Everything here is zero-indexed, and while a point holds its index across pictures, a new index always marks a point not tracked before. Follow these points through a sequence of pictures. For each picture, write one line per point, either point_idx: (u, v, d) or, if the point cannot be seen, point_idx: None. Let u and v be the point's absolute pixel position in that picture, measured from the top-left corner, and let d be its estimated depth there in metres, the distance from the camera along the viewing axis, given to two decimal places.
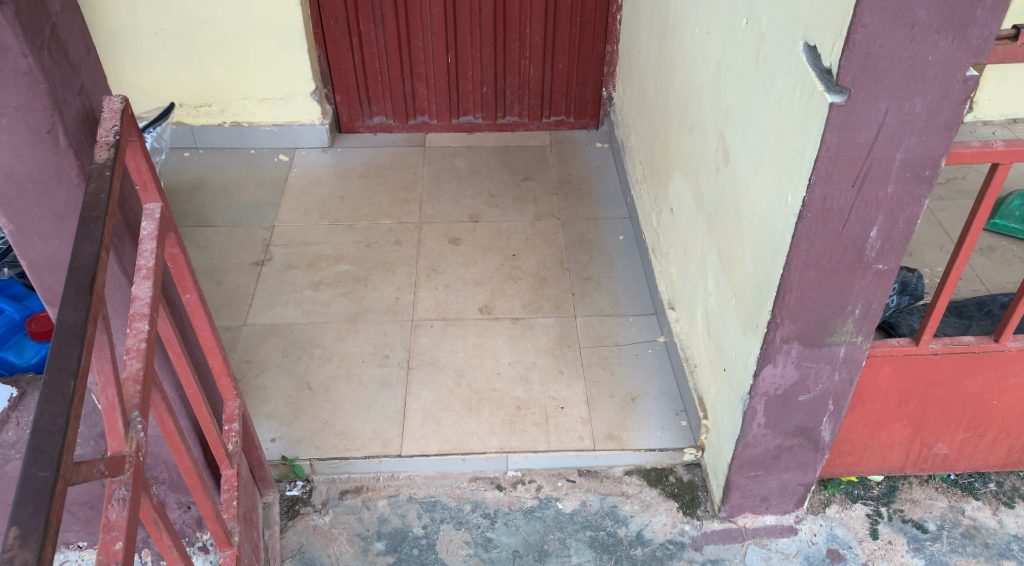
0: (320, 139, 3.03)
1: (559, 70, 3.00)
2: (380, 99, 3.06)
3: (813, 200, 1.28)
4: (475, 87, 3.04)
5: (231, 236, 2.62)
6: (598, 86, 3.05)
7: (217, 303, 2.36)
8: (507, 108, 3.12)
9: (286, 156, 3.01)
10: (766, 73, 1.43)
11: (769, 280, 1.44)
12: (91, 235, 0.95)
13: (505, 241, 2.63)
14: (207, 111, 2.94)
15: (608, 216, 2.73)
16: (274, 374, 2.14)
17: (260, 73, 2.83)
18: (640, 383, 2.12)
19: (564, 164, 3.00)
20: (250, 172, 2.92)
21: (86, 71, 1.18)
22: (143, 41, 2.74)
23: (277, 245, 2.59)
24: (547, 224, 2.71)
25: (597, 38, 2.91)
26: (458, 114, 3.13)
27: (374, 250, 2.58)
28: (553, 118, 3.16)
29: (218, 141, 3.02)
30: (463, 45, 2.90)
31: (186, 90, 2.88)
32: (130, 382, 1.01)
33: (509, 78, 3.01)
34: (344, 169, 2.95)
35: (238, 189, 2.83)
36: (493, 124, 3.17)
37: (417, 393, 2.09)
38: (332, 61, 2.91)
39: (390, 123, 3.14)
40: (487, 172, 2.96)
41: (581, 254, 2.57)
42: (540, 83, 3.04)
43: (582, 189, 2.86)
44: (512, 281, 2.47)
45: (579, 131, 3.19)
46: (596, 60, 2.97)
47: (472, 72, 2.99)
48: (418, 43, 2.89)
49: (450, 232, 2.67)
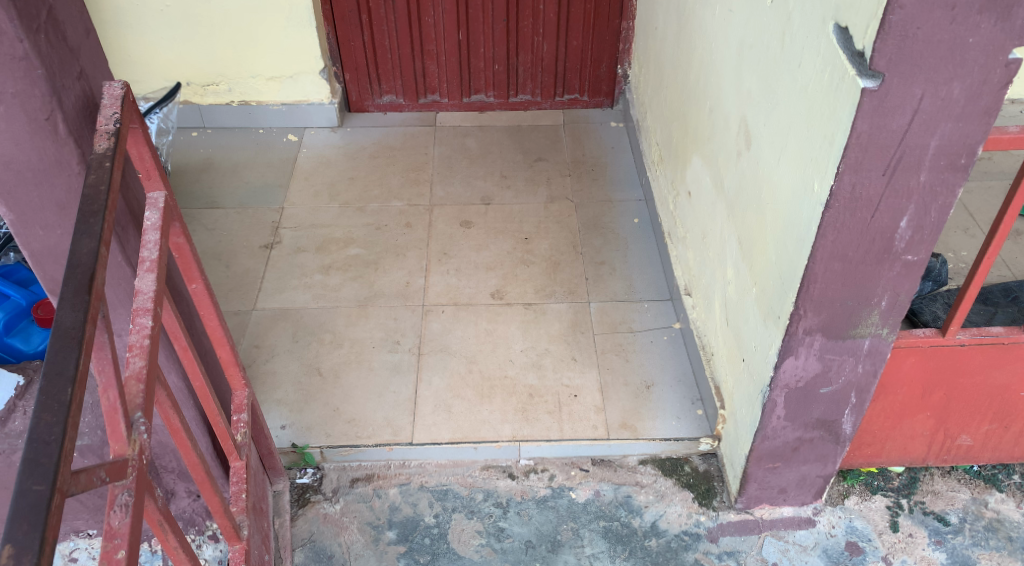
0: (329, 119, 2.98)
1: (573, 47, 2.93)
2: (390, 78, 3.00)
3: (841, 188, 1.23)
4: (486, 65, 2.98)
5: (240, 219, 2.58)
6: (613, 64, 2.98)
7: (226, 287, 2.33)
8: (519, 87, 3.05)
9: (294, 135, 2.96)
10: (792, 55, 1.37)
11: (793, 271, 1.39)
12: (90, 230, 0.91)
13: (518, 224, 2.59)
14: (215, 90, 2.88)
15: (623, 198, 2.67)
16: (283, 360, 2.11)
17: (268, 51, 2.78)
18: (656, 371, 2.08)
19: (578, 144, 2.94)
20: (259, 152, 2.88)
21: (85, 55, 1.14)
22: (149, 19, 2.69)
23: (286, 227, 2.55)
24: (560, 207, 2.66)
25: (612, 15, 2.83)
26: (470, 93, 3.07)
27: (384, 233, 2.55)
28: (566, 96, 3.09)
29: (226, 121, 2.97)
30: (474, 22, 2.83)
31: (193, 69, 2.82)
32: (133, 381, 0.98)
33: (522, 56, 2.95)
34: (353, 150, 2.90)
35: (247, 170, 2.79)
36: (505, 103, 3.10)
37: (428, 380, 2.06)
38: (340, 38, 2.86)
39: (400, 102, 3.08)
40: (499, 153, 2.90)
41: (595, 238, 2.52)
42: (554, 61, 2.97)
43: (596, 170, 2.80)
44: (524, 265, 2.43)
45: (593, 110, 3.12)
46: (611, 37, 2.89)
47: (483, 49, 2.92)
48: (429, 19, 2.82)
49: (462, 214, 2.63)
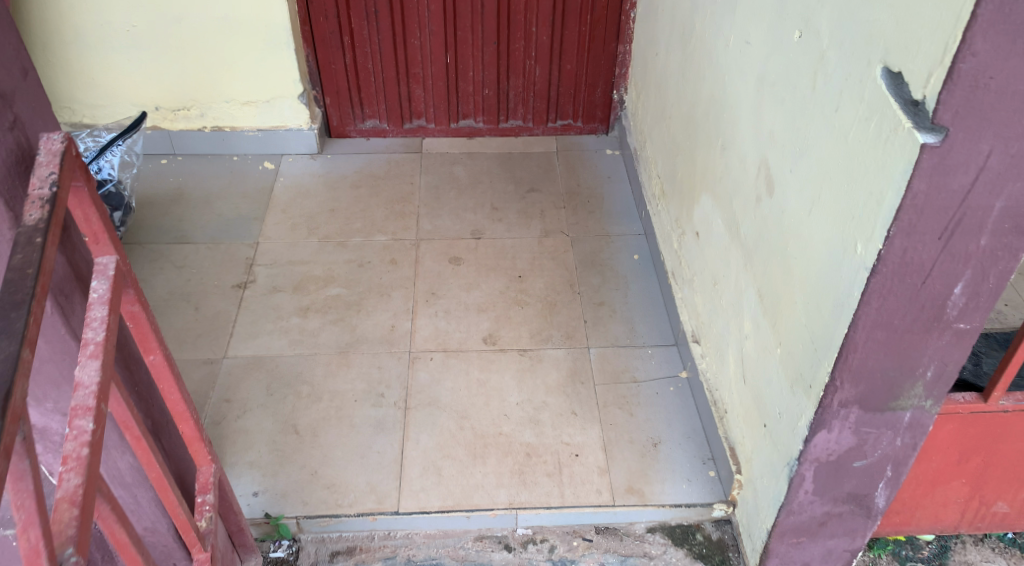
0: (309, 146, 2.82)
1: (567, 71, 2.80)
2: (373, 101, 2.86)
3: (890, 253, 1.08)
4: (475, 89, 2.85)
5: (211, 255, 2.40)
6: (608, 88, 2.85)
7: (195, 332, 2.15)
8: (510, 112, 2.92)
9: (271, 163, 2.79)
10: (826, 98, 1.23)
11: (828, 338, 1.25)
12: (11, 328, 0.76)
13: (510, 260, 2.43)
14: (186, 115, 2.71)
15: (621, 232, 2.53)
16: (257, 416, 1.93)
17: (243, 74, 2.62)
18: (662, 427, 1.92)
19: (572, 174, 2.79)
20: (233, 182, 2.70)
21: (19, 101, 0.97)
22: (115, 40, 2.52)
23: (261, 265, 2.37)
24: (555, 242, 2.50)
25: (609, 37, 2.70)
26: (458, 118, 2.93)
27: (368, 270, 2.38)
28: (559, 122, 2.95)
29: (198, 148, 2.79)
30: (463, 44, 2.71)
31: (163, 92, 2.65)
32: (65, 505, 0.81)
33: (512, 80, 2.82)
34: (335, 179, 2.73)
35: (219, 201, 2.61)
36: (495, 129, 2.96)
37: (415, 438, 1.89)
38: (321, 61, 2.71)
39: (384, 127, 2.93)
40: (489, 183, 2.75)
41: (592, 276, 2.37)
42: (546, 86, 2.84)
43: (591, 202, 2.66)
44: (518, 306, 2.26)
45: (587, 137, 2.98)
46: (607, 61, 2.77)
47: (472, 72, 2.79)
48: (415, 41, 2.69)
49: (451, 250, 2.46)
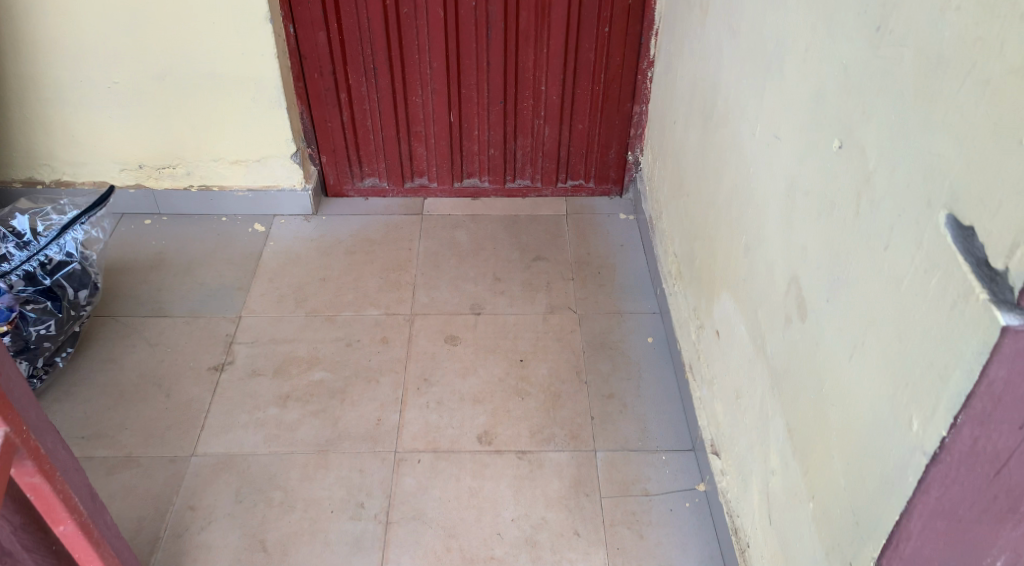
0: (303, 207, 2.65)
1: (578, 131, 2.64)
2: (372, 160, 2.69)
3: (958, 441, 0.87)
4: (480, 148, 2.68)
5: (188, 331, 2.22)
6: (623, 149, 2.68)
7: (163, 424, 1.97)
8: (517, 172, 2.75)
9: (261, 225, 2.61)
10: (874, 230, 1.03)
11: (875, 516, 1.03)
12: None
13: (512, 340, 2.22)
14: (171, 173, 2.54)
15: (634, 309, 2.32)
16: (223, 529, 1.75)
17: (233, 132, 2.45)
18: (675, 552, 1.71)
19: (582, 240, 2.59)
20: (219, 246, 2.52)
21: None
22: (96, 97, 2.36)
23: (241, 343, 2.19)
24: (561, 319, 2.29)
25: (623, 97, 2.55)
26: (462, 177, 2.76)
27: (355, 350, 2.18)
28: (570, 183, 2.77)
29: (184, 207, 2.62)
30: (467, 102, 2.56)
31: (147, 150, 2.48)
32: None
33: (520, 139, 2.66)
34: (328, 244, 2.55)
35: (203, 268, 2.43)
36: (501, 189, 2.79)
37: (395, 561, 1.69)
38: (316, 119, 2.56)
39: (383, 186, 2.76)
40: (493, 249, 2.55)
41: (602, 361, 2.16)
42: (556, 146, 2.67)
43: (603, 273, 2.45)
44: (518, 397, 2.05)
45: (600, 199, 2.79)
46: (621, 121, 2.60)
47: (477, 131, 2.63)
48: (416, 99, 2.54)
49: (447, 328, 2.26)
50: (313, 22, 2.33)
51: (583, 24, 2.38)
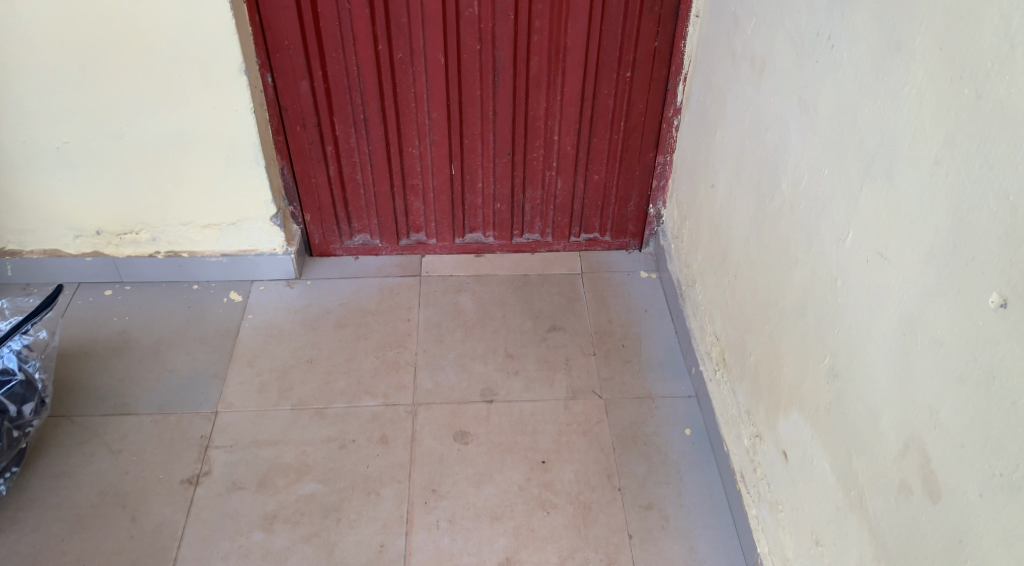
0: (286, 271, 2.35)
1: (594, 182, 2.37)
2: (363, 216, 2.40)
3: None
4: (484, 202, 2.41)
5: (156, 432, 1.92)
6: (643, 201, 2.41)
7: (128, 558, 1.67)
8: (526, 226, 2.47)
9: (238, 293, 2.31)
10: None
11: None
12: None
13: (531, 434, 1.94)
14: (134, 239, 2.24)
15: (666, 392, 2.05)
16: None
17: (203, 194, 2.16)
18: None
19: (602, 304, 2.32)
20: (190, 322, 2.22)
21: None
22: (42, 159, 2.05)
23: (218, 447, 1.89)
24: (585, 404, 2.02)
25: (645, 146, 2.28)
26: (464, 232, 2.48)
27: (352, 453, 1.89)
28: (584, 236, 2.50)
29: (149, 274, 2.32)
30: (470, 153, 2.29)
31: (104, 216, 2.18)
32: None
33: (529, 191, 2.39)
34: (315, 315, 2.25)
35: (172, 351, 2.13)
36: (507, 245, 2.51)
37: None
38: (298, 174, 2.26)
39: (375, 244, 2.47)
40: (502, 318, 2.27)
41: (635, 460, 1.89)
42: (569, 198, 2.40)
43: (627, 346, 2.18)
44: (543, 511, 1.77)
45: (617, 253, 2.52)
46: (642, 172, 2.34)
47: (481, 184, 2.36)
48: (412, 151, 2.26)
49: (456, 420, 1.97)
50: (294, 71, 2.05)
51: (602, 69, 2.11)
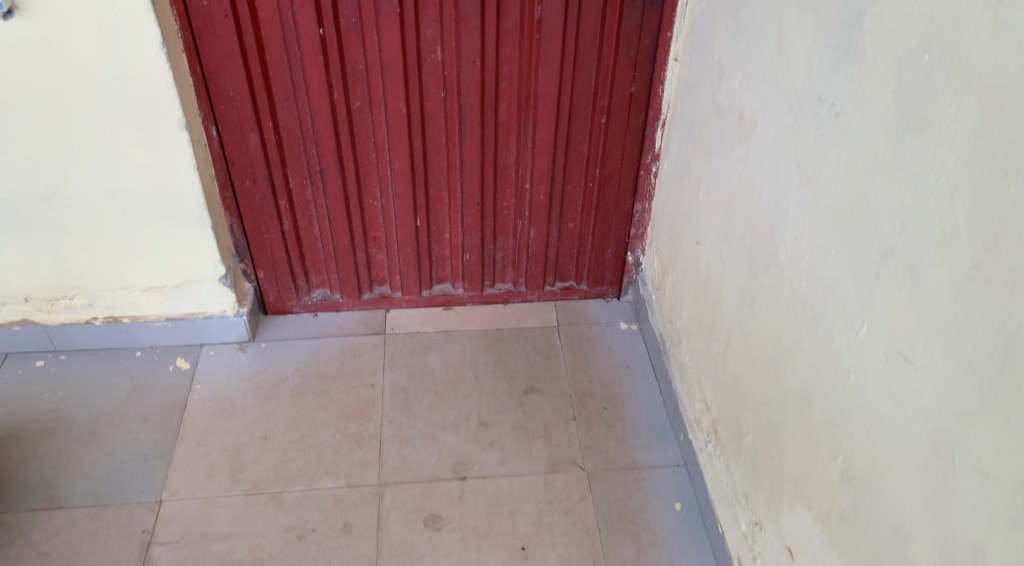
0: (238, 333, 2.16)
1: (569, 230, 2.23)
2: (321, 271, 2.23)
3: None
4: (452, 254, 2.25)
5: (92, 528, 1.73)
6: (621, 249, 2.28)
7: None
8: (497, 276, 2.32)
9: (185, 360, 2.12)
10: None
11: None
12: None
13: (509, 516, 1.78)
14: (68, 305, 2.04)
15: (652, 461, 1.90)
16: None
17: (143, 256, 1.98)
18: None
19: (580, 361, 2.17)
20: (132, 396, 2.02)
21: None
22: None
23: (162, 545, 1.70)
24: (566, 478, 1.86)
25: (623, 193, 2.15)
26: (431, 285, 2.31)
27: (312, 545, 1.72)
28: (559, 285, 2.36)
29: (86, 341, 2.12)
30: (436, 204, 2.14)
31: (33, 282, 1.98)
32: None
33: (500, 241, 2.24)
34: (270, 384, 2.07)
35: (111, 431, 1.93)
36: (478, 296, 2.35)
37: None
38: (250, 230, 2.09)
39: (335, 300, 2.29)
40: (474, 380, 2.11)
41: (623, 541, 1.74)
42: (543, 247, 2.25)
43: (610, 409, 2.03)
44: None
45: (594, 302, 2.38)
46: (619, 219, 2.20)
47: (448, 235, 2.21)
48: (374, 203, 2.11)
49: (427, 502, 1.80)
50: (241, 123, 1.88)
51: (575, 115, 1.98)
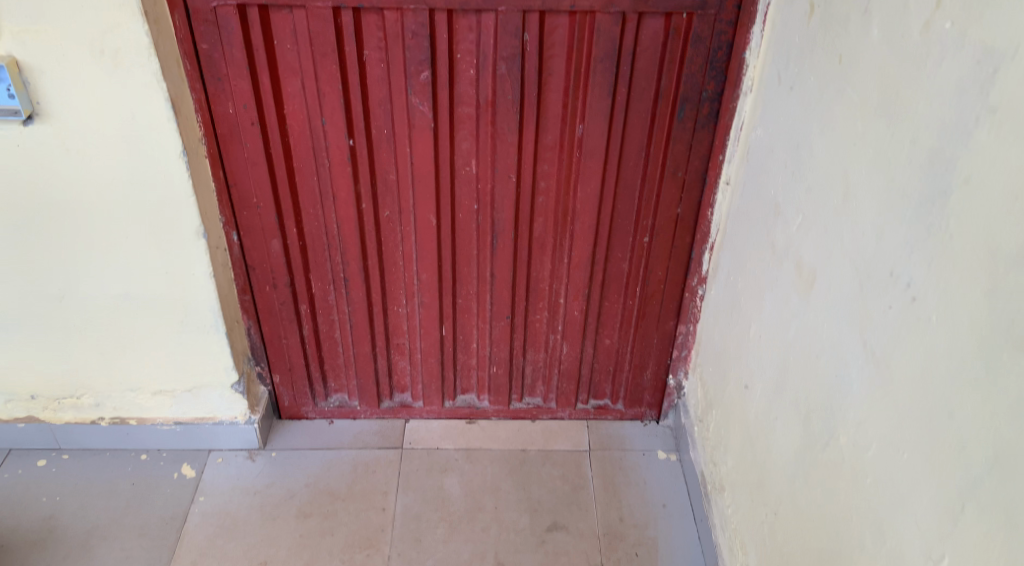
0: (248, 440, 2.05)
1: (606, 347, 2.07)
2: (340, 376, 2.11)
3: None
4: (479, 365, 2.11)
5: None
6: (661, 370, 2.11)
7: None
8: (526, 390, 2.17)
9: (190, 468, 2.01)
10: None
11: None
12: None
13: None
14: (74, 404, 1.95)
15: None
16: None
17: (153, 360, 1.88)
18: None
19: (611, 495, 1.99)
20: (130, 506, 1.91)
21: None
22: None
23: None
24: None
25: (666, 314, 1.99)
26: (455, 396, 2.17)
27: None
28: (592, 403, 2.19)
29: (91, 441, 2.02)
30: (464, 314, 2.01)
31: (40, 379, 1.90)
32: None
33: (531, 355, 2.09)
34: (277, 501, 1.94)
35: (104, 546, 1.82)
36: (505, 410, 2.19)
37: None
38: (267, 334, 1.98)
39: (353, 406, 2.16)
40: (494, 510, 1.95)
41: None
42: (577, 364, 2.10)
43: (641, 556, 1.84)
44: None
45: (630, 424, 2.21)
46: (661, 340, 2.04)
47: (476, 346, 2.07)
48: (398, 311, 1.99)
49: None
50: (263, 229, 1.79)
51: (616, 232, 1.85)
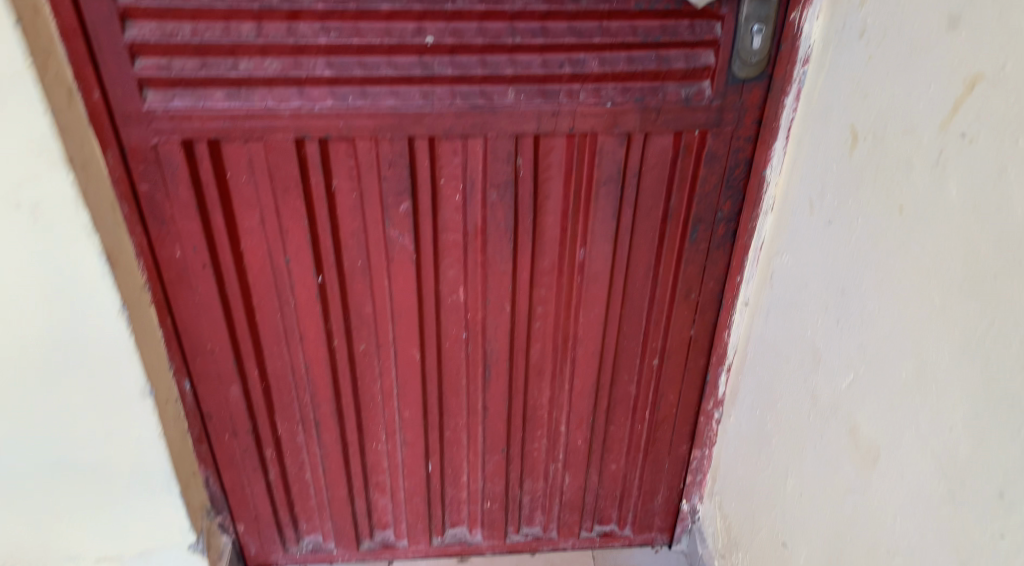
0: None
1: (612, 472, 1.86)
2: (314, 518, 1.86)
3: None
4: (470, 498, 1.88)
5: None
6: (673, 495, 1.91)
7: None
8: (524, 521, 1.94)
9: None
10: None
11: None
12: None
13: None
14: None
15: None
16: None
17: (95, 528, 1.62)
18: None
19: None
20: None
21: None
22: None
23: None
24: None
25: (678, 438, 1.79)
26: (444, 531, 1.94)
27: None
28: (598, 530, 1.97)
29: None
30: (453, 447, 1.78)
31: None
32: None
33: (528, 484, 1.86)
34: None
35: None
36: (501, 544, 1.97)
37: None
38: (228, 483, 1.74)
39: (329, 550, 1.92)
40: None
41: None
42: (580, 493, 1.88)
43: None
44: None
45: (639, 551, 2.00)
46: (672, 465, 1.84)
47: (466, 479, 1.84)
48: (378, 447, 1.75)
49: None
50: (220, 375, 1.55)
51: (622, 358, 1.65)
